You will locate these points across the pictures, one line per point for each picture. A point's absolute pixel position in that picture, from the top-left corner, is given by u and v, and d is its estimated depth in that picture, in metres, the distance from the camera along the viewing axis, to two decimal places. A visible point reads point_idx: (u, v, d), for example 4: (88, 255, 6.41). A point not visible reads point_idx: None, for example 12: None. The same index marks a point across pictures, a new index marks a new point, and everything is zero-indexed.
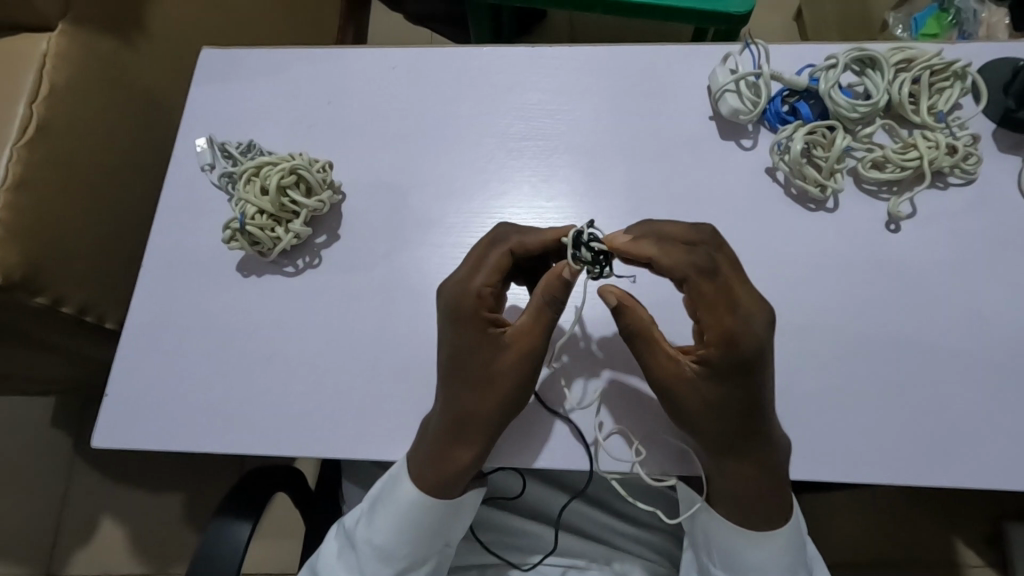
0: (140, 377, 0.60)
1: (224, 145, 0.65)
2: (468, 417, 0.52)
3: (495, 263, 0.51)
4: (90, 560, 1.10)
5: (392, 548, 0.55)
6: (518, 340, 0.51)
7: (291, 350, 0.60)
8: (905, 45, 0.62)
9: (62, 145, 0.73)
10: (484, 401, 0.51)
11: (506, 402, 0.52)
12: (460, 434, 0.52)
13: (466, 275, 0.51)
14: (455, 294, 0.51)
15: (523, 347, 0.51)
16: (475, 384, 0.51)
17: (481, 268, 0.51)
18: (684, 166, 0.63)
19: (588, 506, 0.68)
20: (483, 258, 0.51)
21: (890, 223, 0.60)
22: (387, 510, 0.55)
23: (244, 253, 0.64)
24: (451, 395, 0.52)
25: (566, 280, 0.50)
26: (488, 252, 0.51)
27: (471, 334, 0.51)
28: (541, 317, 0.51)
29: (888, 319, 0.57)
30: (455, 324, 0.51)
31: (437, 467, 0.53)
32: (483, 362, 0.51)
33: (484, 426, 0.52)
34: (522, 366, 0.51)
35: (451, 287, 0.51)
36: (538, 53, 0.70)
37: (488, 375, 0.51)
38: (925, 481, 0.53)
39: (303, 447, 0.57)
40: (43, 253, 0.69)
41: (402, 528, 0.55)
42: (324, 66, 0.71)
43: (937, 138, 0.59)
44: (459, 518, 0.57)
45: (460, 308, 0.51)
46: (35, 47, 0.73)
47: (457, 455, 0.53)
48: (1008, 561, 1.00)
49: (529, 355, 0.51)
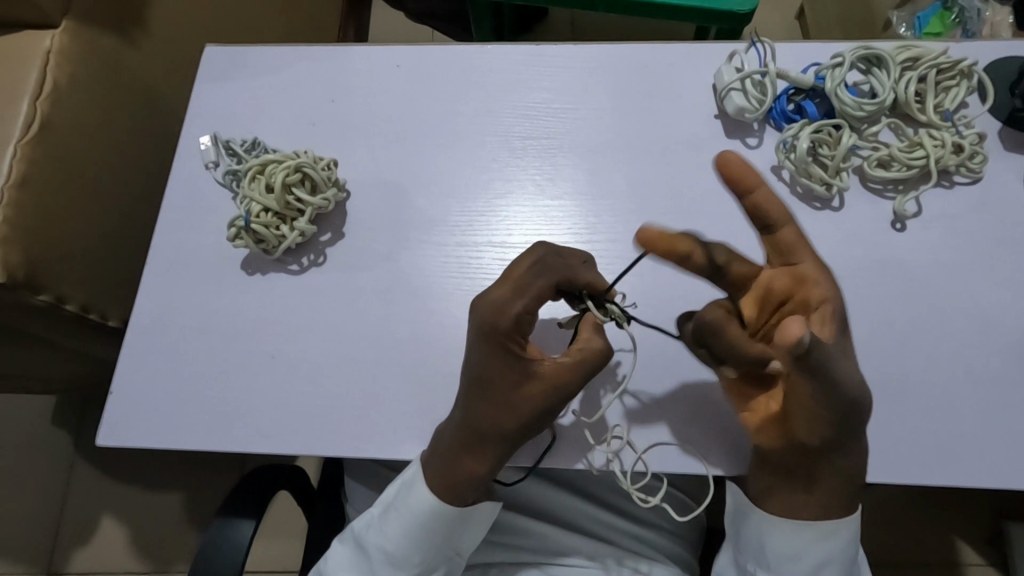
0: (143, 376, 0.60)
1: (229, 143, 0.65)
2: (488, 434, 0.52)
3: (538, 294, 0.48)
4: (91, 557, 1.10)
5: (404, 554, 0.56)
6: (544, 373, 0.50)
7: (295, 348, 0.60)
8: (910, 44, 0.62)
9: (65, 143, 0.72)
10: (504, 422, 0.51)
11: (527, 424, 0.52)
12: (475, 447, 0.52)
13: (504, 298, 0.48)
14: (488, 317, 0.48)
15: (547, 380, 0.50)
16: (499, 405, 0.51)
17: (522, 295, 0.48)
18: (689, 164, 0.63)
19: (587, 503, 0.68)
20: (527, 284, 0.48)
21: (896, 223, 0.60)
22: (401, 514, 0.56)
23: (248, 251, 0.63)
24: (473, 414, 0.51)
25: (599, 330, 0.52)
26: (531, 279, 0.48)
27: (498, 355, 0.49)
28: (574, 365, 0.50)
29: (893, 318, 0.57)
30: (486, 344, 0.49)
31: (446, 474, 0.54)
32: (509, 386, 0.50)
33: (499, 444, 0.52)
34: (544, 397, 0.50)
35: (486, 307, 0.48)
36: (542, 51, 0.70)
37: (507, 399, 0.51)
38: (929, 480, 0.53)
39: (307, 446, 0.57)
40: (46, 251, 0.69)
41: (417, 534, 0.55)
42: (329, 63, 0.70)
43: (943, 137, 0.59)
44: (471, 526, 0.58)
45: (494, 331, 0.48)
46: (37, 45, 0.73)
47: (470, 468, 0.53)
48: (1008, 558, 1.00)
49: (551, 389, 0.50)
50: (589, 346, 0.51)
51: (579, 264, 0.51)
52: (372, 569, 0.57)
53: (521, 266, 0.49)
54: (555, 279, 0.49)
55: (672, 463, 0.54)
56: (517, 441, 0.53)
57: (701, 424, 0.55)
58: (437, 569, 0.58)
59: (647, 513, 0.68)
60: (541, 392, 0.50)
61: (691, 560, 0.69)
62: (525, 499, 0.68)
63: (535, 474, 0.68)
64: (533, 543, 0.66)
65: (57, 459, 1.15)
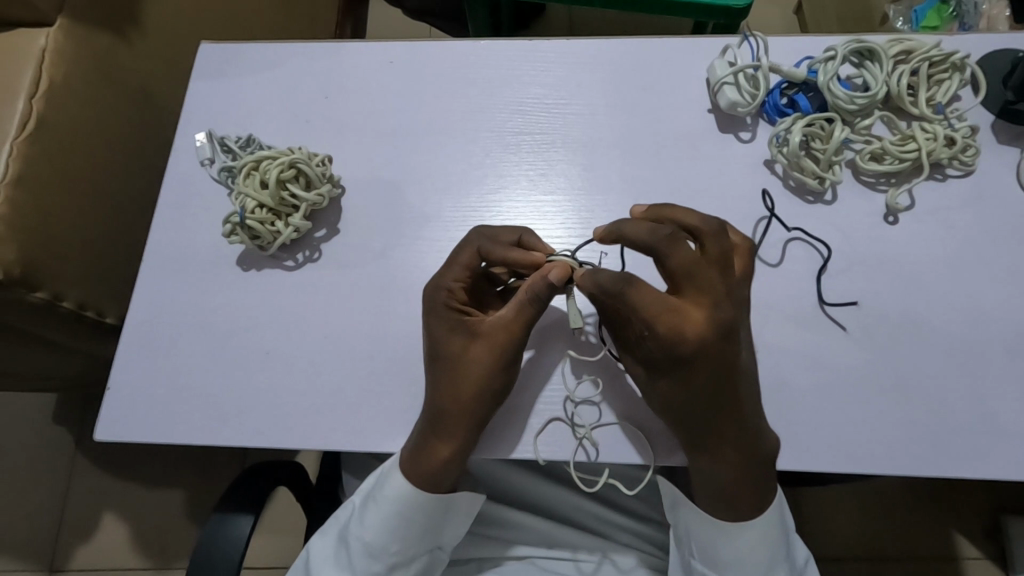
0: (139, 371, 0.60)
1: (223, 139, 0.65)
2: (448, 410, 0.53)
3: (461, 262, 0.54)
4: (91, 554, 1.10)
5: (380, 544, 0.56)
6: (486, 334, 0.53)
7: (289, 343, 0.60)
8: (902, 37, 0.62)
9: (60, 141, 0.73)
10: (457, 392, 0.53)
11: (484, 390, 0.53)
12: (438, 427, 0.53)
13: (438, 273, 0.55)
14: (426, 291, 0.55)
15: (489, 340, 0.53)
16: (453, 377, 0.53)
17: (451, 267, 0.55)
18: (682, 158, 0.63)
19: (596, 503, 0.67)
20: (455, 257, 0.55)
21: (888, 216, 0.60)
22: (377, 505, 0.56)
23: (243, 248, 0.64)
24: (433, 391, 0.54)
25: (553, 283, 0.52)
26: (459, 254, 0.55)
27: (438, 328, 0.54)
28: (517, 319, 0.53)
29: (887, 311, 0.57)
30: (428, 319, 0.54)
31: (417, 458, 0.55)
32: (459, 353, 0.53)
33: (460, 421, 0.53)
34: (490, 358, 0.53)
35: (426, 286, 0.55)
36: (535, 47, 0.70)
37: (455, 369, 0.53)
38: (922, 472, 0.53)
39: (301, 441, 0.57)
40: (43, 248, 0.69)
41: (392, 524, 0.56)
42: (322, 60, 0.71)
43: (935, 130, 0.59)
44: (450, 517, 0.58)
45: (429, 304, 0.54)
46: (33, 44, 0.73)
47: (438, 453, 0.54)
48: (1005, 552, 1.00)
49: (497, 348, 0.53)
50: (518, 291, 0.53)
51: (512, 242, 0.55)
52: (351, 562, 0.57)
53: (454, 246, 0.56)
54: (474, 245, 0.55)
55: (616, 446, 0.55)
56: (483, 415, 0.54)
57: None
58: (415, 562, 0.58)
59: (642, 506, 0.68)
60: (486, 350, 0.53)
61: None
62: (526, 494, 0.68)
63: (534, 471, 0.68)
64: (530, 539, 0.66)
65: (59, 456, 1.15)
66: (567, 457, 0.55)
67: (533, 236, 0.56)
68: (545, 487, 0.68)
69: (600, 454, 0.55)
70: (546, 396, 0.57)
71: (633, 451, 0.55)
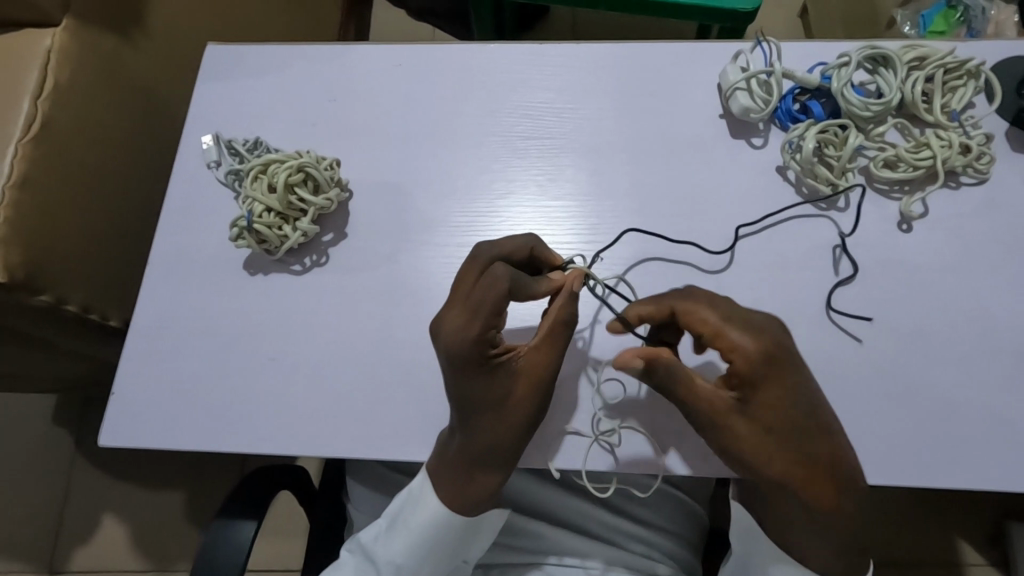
0: (144, 377, 0.60)
1: (230, 142, 0.65)
2: (495, 445, 0.52)
3: (489, 303, 0.48)
4: (92, 557, 1.10)
5: (414, 565, 0.57)
6: (526, 372, 0.51)
7: (296, 349, 0.59)
8: (916, 44, 0.61)
9: (65, 143, 0.72)
10: (505, 428, 0.51)
11: (529, 422, 0.52)
12: (483, 462, 0.53)
13: (461, 317, 0.49)
14: (451, 339, 0.49)
15: (531, 378, 0.51)
16: (495, 415, 0.51)
17: (477, 311, 0.48)
18: (693, 164, 0.63)
19: (611, 513, 0.67)
20: (479, 300, 0.48)
21: (902, 224, 0.59)
22: (408, 528, 0.56)
23: (250, 252, 0.63)
24: (474, 431, 0.52)
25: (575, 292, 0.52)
26: (480, 295, 0.48)
27: (473, 375, 0.50)
28: (557, 352, 0.51)
29: (901, 319, 0.56)
30: (458, 366, 0.49)
31: (460, 488, 0.54)
32: (501, 393, 0.51)
33: (507, 452, 0.52)
34: (533, 396, 0.51)
35: (448, 332, 0.49)
36: (546, 51, 0.69)
37: (498, 406, 0.51)
38: (937, 483, 0.52)
39: (308, 448, 0.57)
40: (47, 251, 0.68)
41: (428, 546, 0.56)
42: (329, 63, 0.70)
43: (951, 137, 0.59)
44: (478, 538, 0.58)
45: (457, 354, 0.49)
46: (38, 45, 0.73)
47: (485, 482, 0.54)
48: (1010, 559, 1.00)
49: (539, 384, 0.51)
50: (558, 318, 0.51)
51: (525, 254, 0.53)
52: None
53: (468, 278, 0.50)
54: (502, 283, 0.49)
55: (636, 452, 0.55)
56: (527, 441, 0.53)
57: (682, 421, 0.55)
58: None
59: (656, 516, 0.67)
60: (529, 385, 0.51)
61: (693, 561, 0.68)
62: (540, 504, 0.68)
63: (547, 479, 0.68)
64: (535, 545, 0.66)
65: (59, 458, 1.15)
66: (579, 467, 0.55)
67: (542, 244, 0.55)
68: (554, 494, 0.68)
69: (616, 458, 0.55)
70: (562, 405, 0.56)
71: (646, 458, 0.55)
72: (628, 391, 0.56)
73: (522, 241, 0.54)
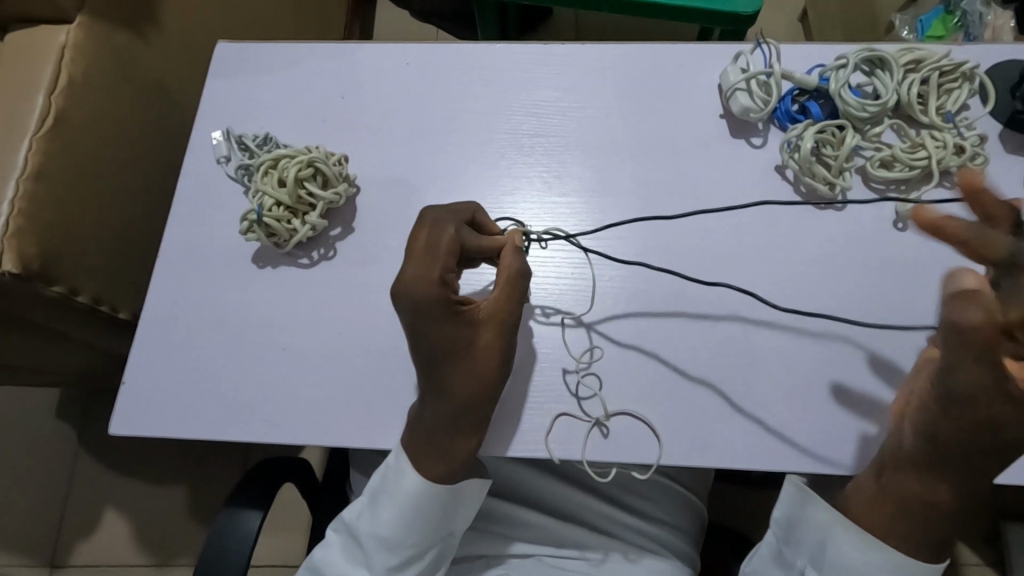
0: (155, 366, 0.61)
1: (241, 138, 0.66)
2: (467, 398, 0.53)
3: (443, 252, 0.52)
4: (96, 550, 1.10)
5: (398, 539, 0.57)
6: (488, 320, 0.53)
7: (305, 340, 0.61)
8: (913, 47, 0.63)
9: (77, 136, 0.73)
10: (476, 376, 0.53)
11: (496, 366, 0.53)
12: (458, 420, 0.53)
13: (419, 269, 0.51)
14: (412, 290, 0.50)
15: (494, 327, 0.53)
16: (464, 364, 0.53)
17: (435, 259, 0.52)
18: (694, 163, 0.64)
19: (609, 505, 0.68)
20: (433, 249, 0.52)
21: (898, 222, 0.60)
22: (390, 500, 0.57)
23: (259, 245, 0.64)
24: (445, 386, 0.52)
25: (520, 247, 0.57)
26: (438, 246, 0.52)
27: (445, 324, 0.51)
28: (513, 297, 0.54)
29: (897, 316, 0.58)
30: (423, 318, 0.51)
31: (440, 456, 0.55)
32: (467, 340, 0.53)
33: (481, 402, 0.53)
34: (494, 345, 0.53)
35: (410, 286, 0.50)
36: (551, 51, 0.71)
37: (464, 353, 0.52)
38: None
39: (316, 437, 0.58)
40: (59, 243, 0.70)
41: (409, 519, 0.56)
42: (338, 61, 0.71)
43: (945, 138, 0.60)
44: (461, 507, 0.59)
45: (424, 303, 0.50)
46: (53, 39, 0.74)
47: (462, 444, 0.55)
48: (1006, 558, 1.01)
49: (502, 332, 0.54)
50: (507, 268, 0.54)
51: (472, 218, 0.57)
52: (367, 558, 0.58)
53: (420, 238, 0.53)
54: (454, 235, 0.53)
55: (633, 435, 0.56)
56: (498, 390, 0.54)
57: (671, 409, 0.56)
58: (430, 553, 0.59)
59: (652, 507, 0.69)
60: (493, 330, 0.53)
61: (693, 555, 0.69)
62: (538, 495, 0.69)
63: (543, 470, 0.69)
64: (537, 537, 0.67)
65: (65, 451, 1.16)
66: (577, 455, 0.56)
67: (489, 213, 0.59)
68: (551, 486, 0.68)
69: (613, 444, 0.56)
70: (559, 396, 0.57)
71: (640, 445, 0.55)
72: (619, 380, 0.57)
73: (470, 206, 0.58)
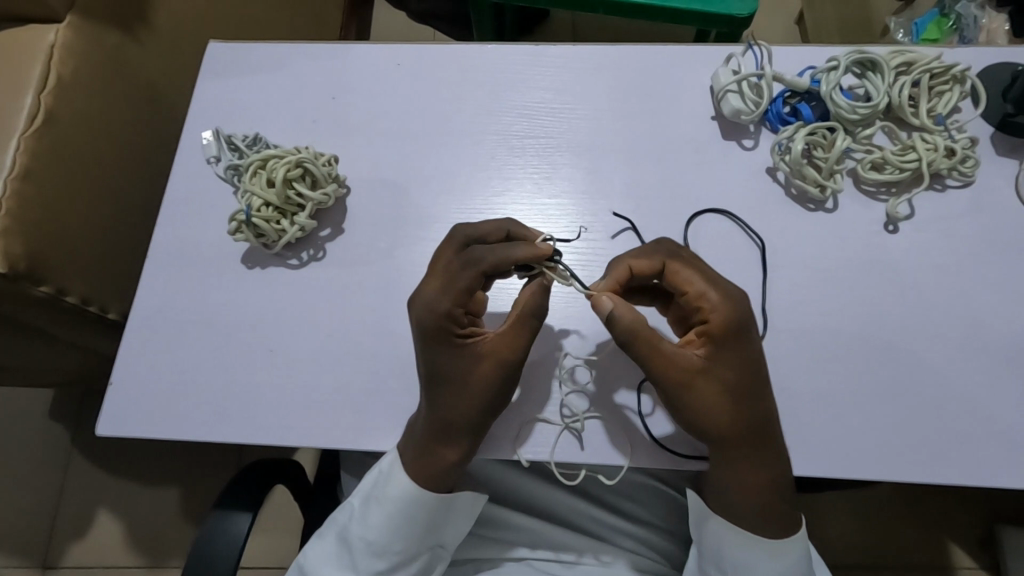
0: (142, 367, 0.61)
1: (231, 138, 0.66)
2: (453, 424, 0.53)
3: (460, 286, 0.52)
4: (86, 551, 1.10)
5: (386, 543, 0.57)
6: (491, 351, 0.52)
7: (293, 341, 0.60)
8: (903, 49, 0.63)
9: (66, 135, 0.73)
10: (467, 406, 0.53)
11: (490, 400, 0.53)
12: (444, 438, 0.54)
13: (433, 296, 0.52)
14: (420, 313, 0.52)
15: (496, 361, 0.52)
16: (458, 394, 0.52)
17: (449, 288, 0.52)
18: (685, 164, 0.64)
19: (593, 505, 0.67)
20: (452, 278, 0.52)
21: (888, 224, 0.61)
22: (380, 503, 0.57)
23: (248, 246, 0.64)
24: (436, 408, 0.53)
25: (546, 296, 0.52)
26: (459, 273, 0.52)
27: (439, 349, 0.52)
28: (523, 338, 0.52)
29: (886, 318, 0.57)
30: (427, 340, 0.52)
31: (423, 466, 0.55)
32: (463, 370, 0.52)
33: (469, 429, 0.53)
34: (488, 384, 0.52)
35: (421, 307, 0.52)
36: (543, 52, 0.70)
37: (459, 384, 0.52)
38: (918, 479, 0.53)
39: (304, 438, 0.57)
40: (48, 242, 0.69)
41: (397, 523, 0.56)
42: (328, 61, 0.71)
43: (935, 141, 0.60)
44: (452, 518, 0.59)
45: (427, 328, 0.52)
46: (43, 39, 0.74)
47: (445, 457, 0.55)
48: (998, 562, 1.01)
49: (502, 370, 0.52)
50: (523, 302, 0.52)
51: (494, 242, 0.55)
52: (354, 561, 0.58)
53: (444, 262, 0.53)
54: (474, 268, 0.52)
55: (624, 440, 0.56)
56: (490, 422, 0.54)
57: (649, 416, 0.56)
58: (418, 560, 0.59)
59: (636, 508, 0.68)
60: (493, 366, 0.52)
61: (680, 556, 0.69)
62: (523, 496, 0.68)
63: (529, 471, 0.68)
64: (526, 540, 0.66)
65: (56, 452, 1.15)
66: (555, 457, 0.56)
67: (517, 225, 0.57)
68: (535, 486, 0.68)
69: (601, 448, 0.56)
70: (535, 400, 0.57)
71: (614, 450, 0.55)
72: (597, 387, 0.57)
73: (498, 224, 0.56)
